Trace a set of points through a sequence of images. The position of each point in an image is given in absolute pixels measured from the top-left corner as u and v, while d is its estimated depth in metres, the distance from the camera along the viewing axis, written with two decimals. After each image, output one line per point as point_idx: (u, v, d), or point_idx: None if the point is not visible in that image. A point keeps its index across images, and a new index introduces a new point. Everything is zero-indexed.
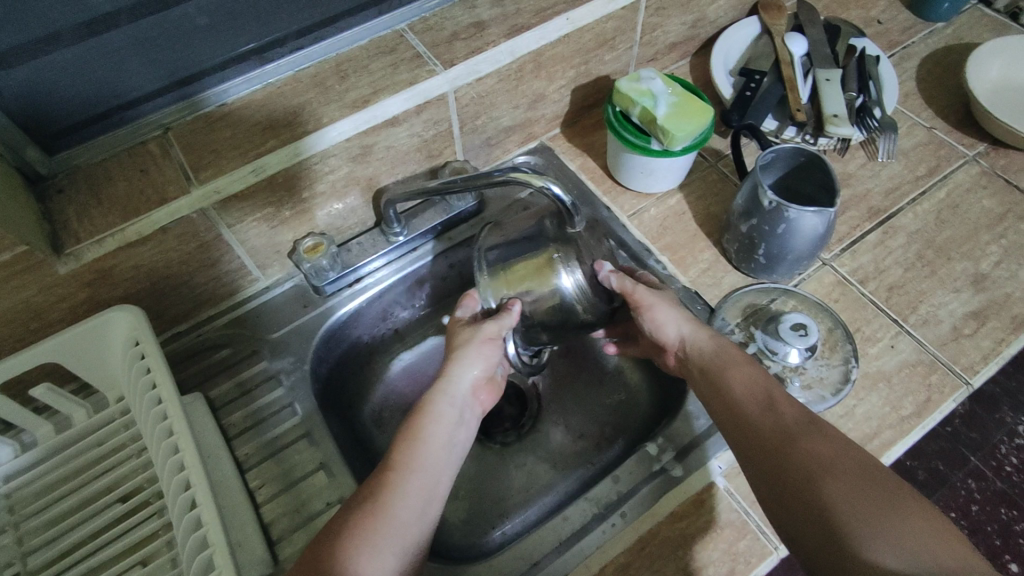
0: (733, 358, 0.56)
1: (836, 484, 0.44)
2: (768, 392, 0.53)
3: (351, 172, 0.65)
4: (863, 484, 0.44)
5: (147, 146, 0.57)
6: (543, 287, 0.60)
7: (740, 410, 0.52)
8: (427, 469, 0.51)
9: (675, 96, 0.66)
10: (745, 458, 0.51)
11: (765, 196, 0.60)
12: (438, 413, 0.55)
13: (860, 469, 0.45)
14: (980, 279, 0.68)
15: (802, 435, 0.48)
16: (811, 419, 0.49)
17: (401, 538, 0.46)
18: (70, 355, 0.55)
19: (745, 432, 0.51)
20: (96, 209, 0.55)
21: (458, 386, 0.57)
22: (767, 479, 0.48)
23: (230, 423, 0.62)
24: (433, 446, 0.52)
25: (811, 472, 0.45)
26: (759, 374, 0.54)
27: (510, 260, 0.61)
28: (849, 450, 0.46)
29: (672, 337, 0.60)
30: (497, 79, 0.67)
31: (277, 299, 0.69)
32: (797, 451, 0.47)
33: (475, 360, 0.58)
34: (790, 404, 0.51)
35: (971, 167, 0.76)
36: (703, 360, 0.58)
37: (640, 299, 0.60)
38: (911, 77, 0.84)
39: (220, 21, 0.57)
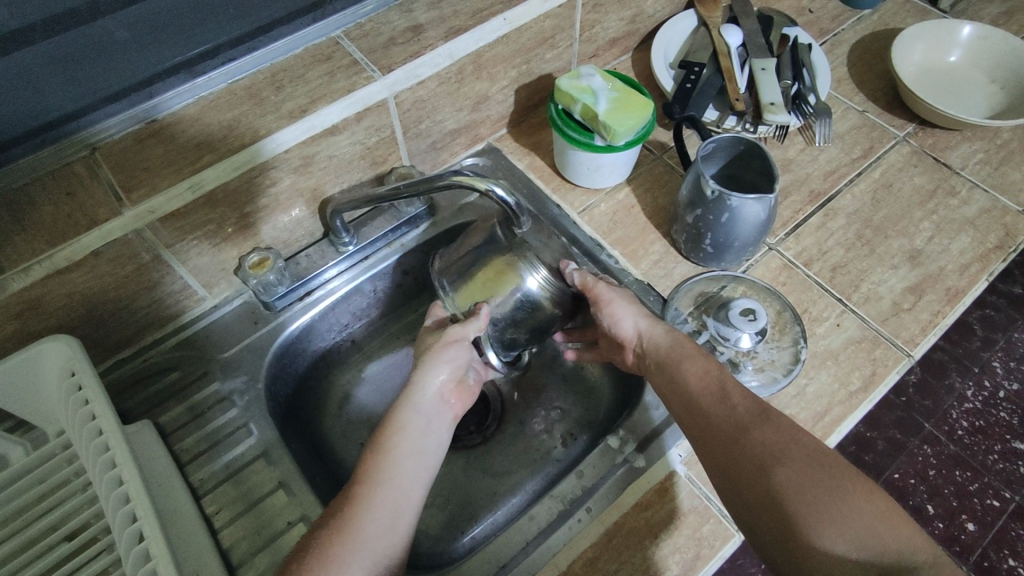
0: (687, 352, 0.57)
1: (786, 473, 0.46)
2: (721, 382, 0.54)
3: (294, 183, 0.64)
4: (812, 471, 0.46)
5: (74, 169, 0.54)
6: (507, 292, 0.59)
7: (695, 402, 0.54)
8: (394, 482, 0.50)
9: (614, 91, 0.66)
10: (702, 448, 0.52)
11: (707, 186, 0.62)
12: (403, 423, 0.54)
13: (809, 457, 0.47)
14: (916, 255, 0.71)
15: (754, 426, 0.49)
16: (762, 408, 0.51)
17: (368, 556, 0.46)
18: (1, 392, 0.53)
19: (700, 424, 0.52)
20: (20, 236, 0.52)
21: (426, 394, 0.56)
22: (723, 469, 0.50)
23: (182, 448, 0.60)
24: (400, 456, 0.52)
25: (763, 462, 0.47)
26: (713, 367, 0.55)
27: (471, 269, 0.61)
28: (799, 438, 0.48)
29: (629, 332, 0.61)
30: (438, 82, 0.67)
31: (226, 318, 0.67)
32: (749, 441, 0.49)
33: (444, 365, 0.57)
34: (742, 395, 0.52)
35: (902, 147, 0.79)
36: (659, 354, 0.59)
37: (599, 294, 0.61)
38: (843, 63, 0.87)
39: (144, 35, 0.54)
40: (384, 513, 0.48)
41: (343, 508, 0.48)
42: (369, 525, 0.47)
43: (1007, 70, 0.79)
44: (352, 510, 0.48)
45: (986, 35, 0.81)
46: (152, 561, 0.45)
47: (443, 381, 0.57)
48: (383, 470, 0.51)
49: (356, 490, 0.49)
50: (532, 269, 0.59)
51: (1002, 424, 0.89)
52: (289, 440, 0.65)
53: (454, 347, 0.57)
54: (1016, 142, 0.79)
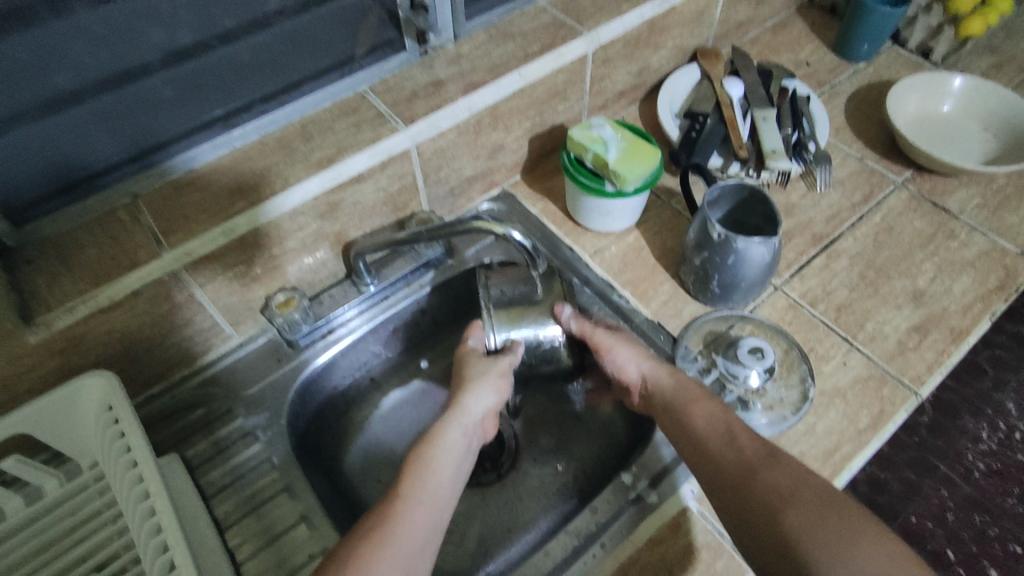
0: (692, 395, 0.59)
1: (796, 515, 0.47)
2: (728, 426, 0.55)
3: (320, 228, 0.68)
4: (822, 512, 0.47)
5: (117, 214, 0.58)
6: (539, 327, 0.65)
7: (703, 443, 0.55)
8: (428, 500, 0.51)
9: (624, 141, 0.71)
10: (713, 490, 0.53)
11: (713, 229, 0.65)
12: (444, 442, 0.56)
13: (818, 498, 0.48)
14: (919, 295, 0.73)
15: (763, 468, 0.51)
16: (770, 450, 0.52)
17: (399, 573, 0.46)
18: (41, 426, 0.55)
19: (709, 466, 0.54)
20: (66, 277, 0.55)
21: (470, 415, 0.59)
22: (735, 511, 0.51)
23: (207, 482, 0.61)
24: (438, 476, 0.54)
25: (773, 504, 0.48)
26: (720, 410, 0.57)
27: (512, 301, 0.66)
28: (807, 480, 0.49)
29: (633, 374, 0.63)
30: (457, 133, 0.71)
31: (250, 355, 0.70)
32: (758, 483, 0.50)
33: (490, 391, 0.61)
34: (750, 438, 0.54)
35: (901, 192, 0.82)
36: (665, 398, 0.60)
37: (599, 342, 0.64)
38: (840, 113, 0.91)
39: (185, 94, 0.60)
40: (416, 533, 0.49)
41: (373, 526, 0.48)
42: (401, 544, 0.47)
43: (999, 119, 0.83)
44: (381, 530, 0.48)
45: (978, 86, 0.85)
46: None
47: (489, 407, 0.61)
48: (416, 491, 0.52)
49: (387, 508, 0.50)
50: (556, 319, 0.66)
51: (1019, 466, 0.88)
52: (309, 474, 0.67)
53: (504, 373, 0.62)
54: (1012, 187, 0.82)
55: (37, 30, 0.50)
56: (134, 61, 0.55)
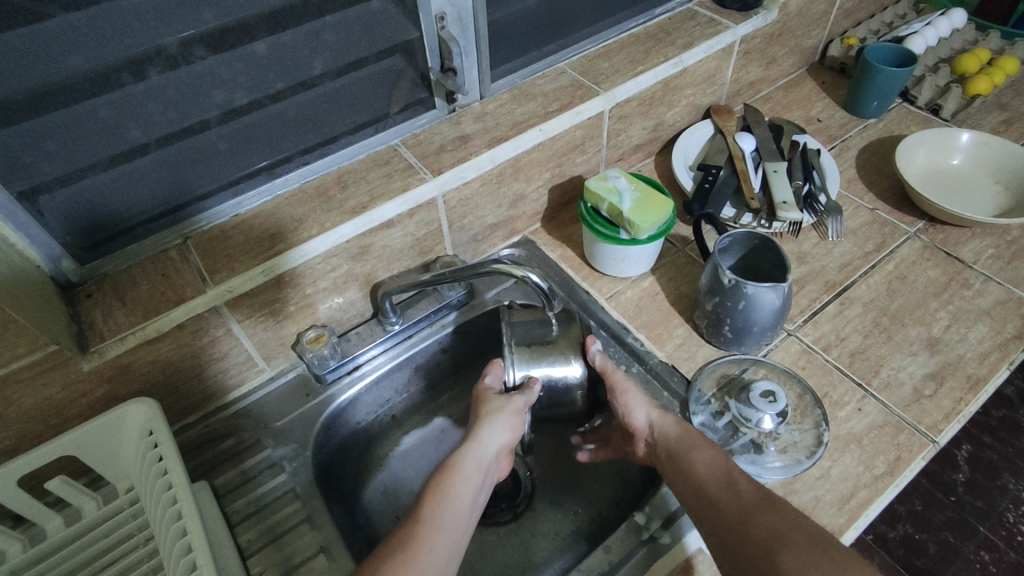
0: (696, 441, 0.62)
1: (790, 556, 0.49)
2: (728, 472, 0.58)
3: (350, 269, 0.72)
4: (814, 553, 0.49)
5: (169, 254, 0.65)
6: (556, 366, 0.67)
7: (704, 487, 0.57)
8: (448, 529, 0.54)
9: (638, 191, 0.74)
10: (711, 532, 0.55)
11: (724, 275, 0.67)
12: (462, 472, 0.58)
13: (811, 541, 0.50)
14: (934, 343, 0.73)
15: (759, 511, 0.53)
16: (766, 495, 0.55)
17: None
18: (87, 448, 0.59)
19: (708, 508, 0.56)
20: (120, 310, 0.61)
21: (487, 449, 0.60)
22: (731, 552, 0.53)
23: (234, 510, 0.64)
24: (456, 505, 0.56)
25: (768, 545, 0.51)
26: (720, 457, 0.60)
27: (531, 338, 0.68)
28: (802, 525, 0.52)
29: (640, 422, 0.65)
30: (481, 182, 0.76)
31: (281, 389, 0.74)
32: (755, 524, 0.52)
33: (506, 428, 0.62)
34: (748, 483, 0.56)
35: (914, 242, 0.84)
36: (669, 443, 0.63)
37: (616, 381, 0.67)
38: (851, 165, 0.94)
39: (239, 145, 0.66)
40: (435, 560, 0.51)
41: (397, 552, 0.51)
42: (422, 566, 0.50)
43: (1009, 172, 0.85)
44: (402, 556, 0.50)
45: (986, 141, 0.87)
46: None
47: (503, 441, 0.62)
48: (434, 519, 0.54)
49: (409, 533, 0.53)
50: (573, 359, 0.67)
51: None
52: (331, 506, 0.69)
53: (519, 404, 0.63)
54: None
55: (113, 94, 0.55)
56: (197, 117, 0.61)
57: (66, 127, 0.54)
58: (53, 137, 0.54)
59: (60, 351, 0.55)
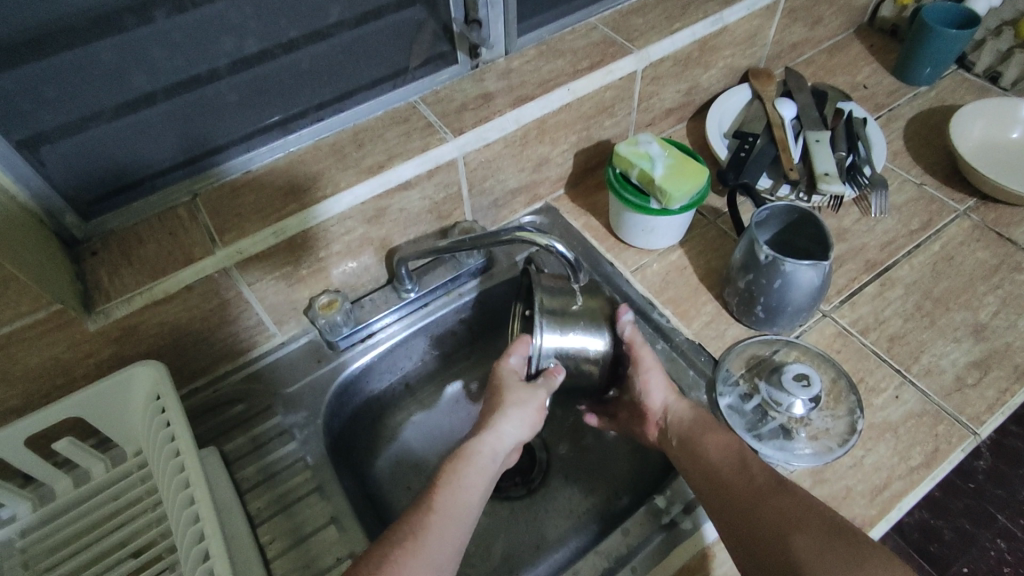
0: (710, 427, 0.59)
1: (804, 541, 0.48)
2: (742, 455, 0.56)
3: (366, 233, 0.69)
4: (829, 538, 0.47)
5: (176, 212, 0.61)
6: (580, 340, 0.63)
7: (717, 474, 0.55)
8: (458, 518, 0.52)
9: (671, 158, 0.70)
10: (720, 516, 0.53)
11: (761, 251, 0.63)
12: (477, 462, 0.56)
13: (826, 523, 0.48)
14: (980, 329, 0.69)
15: (772, 495, 0.52)
16: (780, 480, 0.53)
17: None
18: (94, 409, 0.58)
19: (720, 492, 0.54)
20: (126, 269, 0.58)
21: (504, 442, 0.58)
22: (741, 536, 0.51)
23: (243, 477, 0.62)
24: (465, 494, 0.54)
25: (781, 530, 0.49)
26: (734, 441, 0.57)
27: (559, 304, 0.63)
28: (816, 506, 0.50)
29: (656, 404, 0.63)
30: (504, 145, 0.72)
31: (292, 354, 0.71)
32: (767, 509, 0.51)
33: (523, 422, 0.60)
34: (762, 466, 0.54)
35: (963, 221, 0.78)
36: (683, 429, 0.60)
37: (641, 357, 0.64)
38: (899, 137, 0.88)
39: (248, 97, 0.62)
40: (444, 552, 0.49)
41: (407, 538, 0.49)
42: (432, 557, 0.48)
43: None
44: (411, 545, 0.49)
45: None
46: None
47: (519, 435, 0.60)
48: (444, 506, 0.52)
49: (417, 519, 0.51)
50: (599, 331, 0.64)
51: None
52: (342, 475, 0.67)
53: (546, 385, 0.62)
54: None
55: (118, 37, 0.51)
56: (204, 65, 0.57)
57: (67, 73, 0.51)
58: (51, 83, 0.51)
59: (64, 310, 0.53)
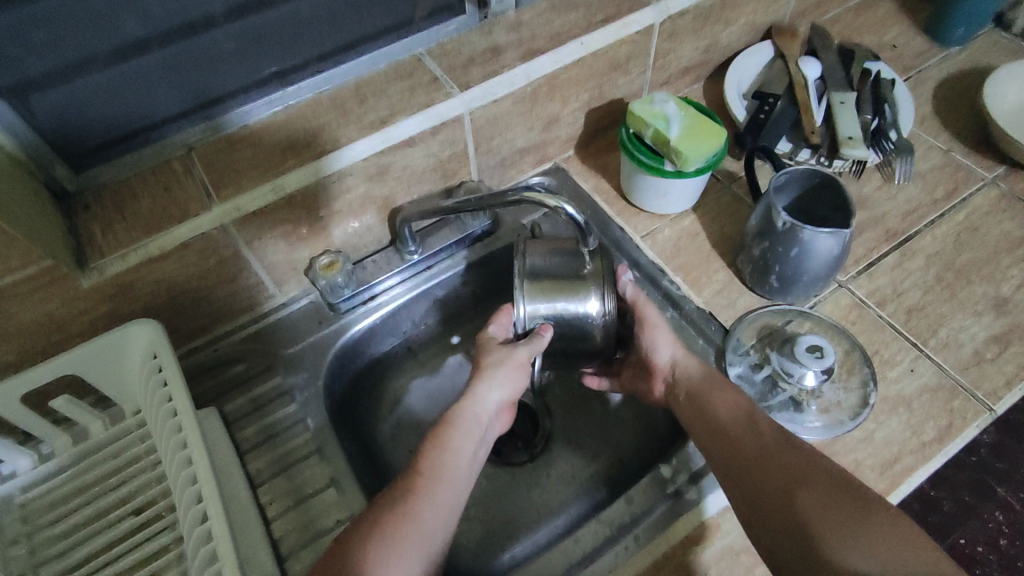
0: (720, 383, 0.58)
1: (810, 498, 0.46)
2: (750, 413, 0.54)
3: (367, 191, 0.66)
4: (837, 496, 0.46)
5: (171, 165, 0.58)
6: (574, 302, 0.61)
7: (724, 430, 0.54)
8: (450, 481, 0.52)
9: (688, 118, 0.67)
10: (724, 473, 0.52)
11: (778, 218, 0.61)
12: (461, 425, 0.56)
13: (833, 481, 0.47)
14: (1002, 303, 0.67)
15: (779, 451, 0.50)
16: (789, 437, 0.51)
17: (423, 542, 0.48)
18: (90, 367, 0.57)
19: (726, 450, 0.53)
20: (121, 224, 0.56)
21: (484, 407, 0.58)
22: (745, 490, 0.50)
23: (244, 438, 0.62)
24: (456, 457, 0.53)
25: (786, 485, 0.48)
26: (744, 400, 0.56)
27: (550, 269, 0.62)
28: (824, 465, 0.48)
29: (664, 360, 0.61)
30: (512, 102, 0.68)
31: (294, 315, 0.70)
32: (773, 465, 0.49)
33: (505, 383, 0.59)
34: (770, 424, 0.53)
35: (990, 190, 0.75)
36: (691, 384, 0.59)
37: (646, 316, 0.63)
38: (927, 100, 0.84)
39: (247, 46, 0.60)
40: (435, 517, 0.49)
41: (399, 502, 0.49)
42: (422, 521, 0.49)
43: None
44: (402, 508, 0.49)
45: None
46: (214, 542, 0.47)
47: (503, 397, 0.59)
48: (437, 467, 0.52)
49: (410, 483, 0.51)
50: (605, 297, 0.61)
51: None
52: (343, 438, 0.66)
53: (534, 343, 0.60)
54: None
55: None
56: (199, 10, 0.55)
57: (51, 14, 0.49)
58: (36, 25, 0.49)
59: (57, 266, 0.51)
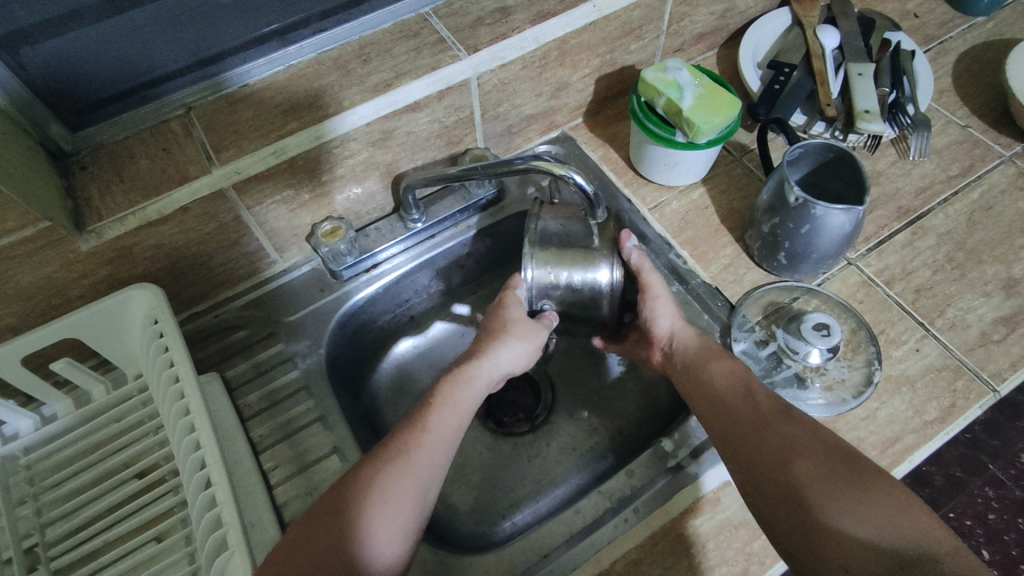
0: (712, 352, 0.58)
1: (806, 466, 0.45)
2: (747, 382, 0.53)
3: (371, 156, 0.65)
4: (833, 464, 0.44)
5: (170, 125, 0.57)
6: (584, 271, 0.60)
7: (721, 400, 0.53)
8: (443, 448, 0.51)
9: (702, 87, 0.65)
10: (722, 443, 0.51)
11: (791, 192, 0.59)
12: (472, 385, 0.55)
13: (831, 450, 0.45)
14: (1012, 284, 0.66)
15: (776, 421, 0.49)
16: (785, 407, 0.50)
17: (402, 502, 0.46)
18: (91, 331, 0.56)
19: (723, 419, 0.51)
20: (118, 186, 0.54)
21: (496, 371, 0.58)
22: (740, 459, 0.48)
23: (246, 404, 0.62)
24: (446, 425, 0.52)
25: (782, 454, 0.46)
26: (742, 369, 0.55)
27: (556, 239, 0.61)
28: (822, 435, 0.47)
29: (663, 329, 0.61)
30: (521, 66, 0.66)
31: (295, 282, 0.69)
32: (770, 435, 0.48)
33: (522, 354, 0.59)
34: (766, 394, 0.52)
35: (1007, 167, 0.74)
36: (687, 355, 0.59)
37: (648, 283, 0.62)
38: (947, 73, 0.82)
39: (243, 2, 0.58)
40: (416, 476, 0.48)
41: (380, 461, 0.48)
42: (403, 480, 0.47)
43: None
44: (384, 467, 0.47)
45: None
46: (217, 508, 0.47)
47: (514, 367, 0.59)
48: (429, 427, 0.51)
49: (395, 443, 0.49)
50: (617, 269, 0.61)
51: None
52: (345, 405, 0.66)
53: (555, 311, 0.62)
54: None
55: None
56: None
57: None
58: None
59: (53, 228, 0.50)
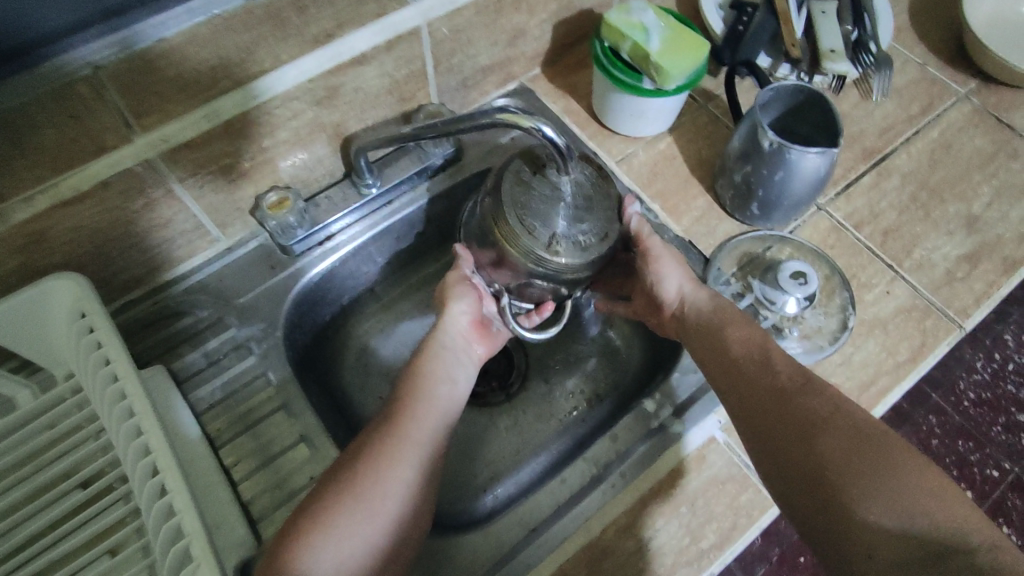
0: (730, 318, 0.55)
1: (829, 441, 0.44)
2: (764, 348, 0.52)
3: (316, 117, 0.59)
4: (857, 444, 0.43)
5: (74, 85, 0.44)
6: (521, 232, 0.51)
7: (737, 368, 0.51)
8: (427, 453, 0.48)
9: (668, 28, 0.61)
10: (740, 412, 0.50)
11: (765, 137, 0.57)
12: (440, 359, 0.55)
13: (853, 428, 0.44)
14: (973, 221, 0.67)
15: (797, 394, 0.47)
16: (806, 377, 0.48)
17: (382, 515, 0.44)
18: (7, 330, 0.50)
19: (741, 389, 0.50)
20: (19, 161, 0.44)
21: (450, 334, 0.57)
22: (761, 433, 0.48)
23: (198, 398, 0.57)
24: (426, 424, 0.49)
25: (806, 429, 0.45)
26: (758, 335, 0.53)
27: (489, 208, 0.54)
28: (846, 410, 0.45)
29: (671, 293, 0.58)
30: (475, 12, 0.61)
31: (240, 261, 0.63)
32: (791, 407, 0.47)
33: (468, 297, 0.58)
34: (787, 362, 0.50)
35: (963, 105, 0.74)
36: (698, 321, 0.56)
37: (651, 248, 0.58)
38: (903, 10, 0.81)
39: None
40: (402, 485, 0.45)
41: (371, 470, 0.45)
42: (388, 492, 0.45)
43: None
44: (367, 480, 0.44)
45: None
46: (177, 517, 0.43)
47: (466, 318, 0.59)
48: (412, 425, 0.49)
49: (381, 449, 0.47)
50: (582, 219, 0.52)
51: (1009, 397, 0.89)
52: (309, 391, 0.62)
53: (505, 272, 0.55)
54: None
55: None
56: None
57: None
58: None
59: None
